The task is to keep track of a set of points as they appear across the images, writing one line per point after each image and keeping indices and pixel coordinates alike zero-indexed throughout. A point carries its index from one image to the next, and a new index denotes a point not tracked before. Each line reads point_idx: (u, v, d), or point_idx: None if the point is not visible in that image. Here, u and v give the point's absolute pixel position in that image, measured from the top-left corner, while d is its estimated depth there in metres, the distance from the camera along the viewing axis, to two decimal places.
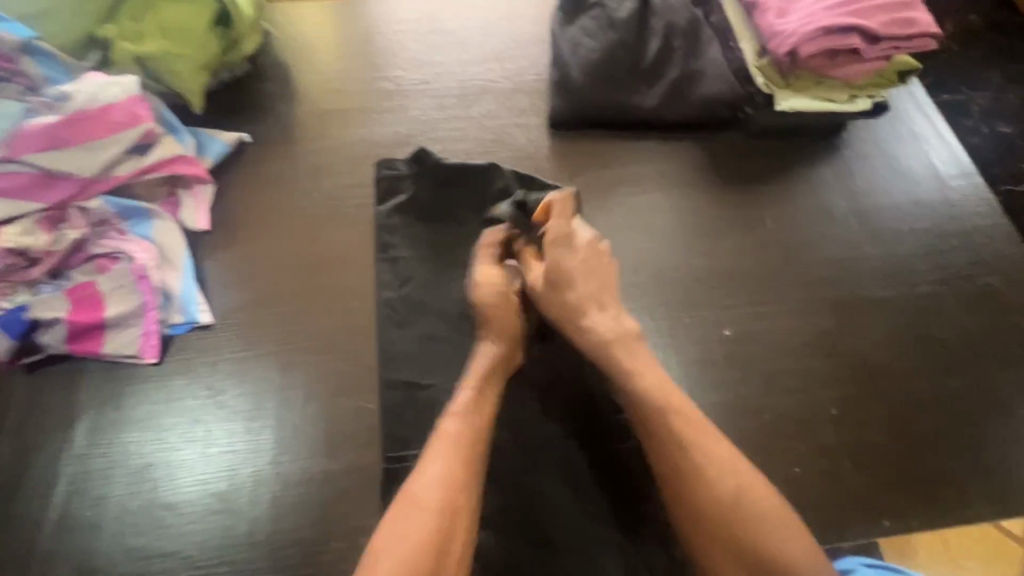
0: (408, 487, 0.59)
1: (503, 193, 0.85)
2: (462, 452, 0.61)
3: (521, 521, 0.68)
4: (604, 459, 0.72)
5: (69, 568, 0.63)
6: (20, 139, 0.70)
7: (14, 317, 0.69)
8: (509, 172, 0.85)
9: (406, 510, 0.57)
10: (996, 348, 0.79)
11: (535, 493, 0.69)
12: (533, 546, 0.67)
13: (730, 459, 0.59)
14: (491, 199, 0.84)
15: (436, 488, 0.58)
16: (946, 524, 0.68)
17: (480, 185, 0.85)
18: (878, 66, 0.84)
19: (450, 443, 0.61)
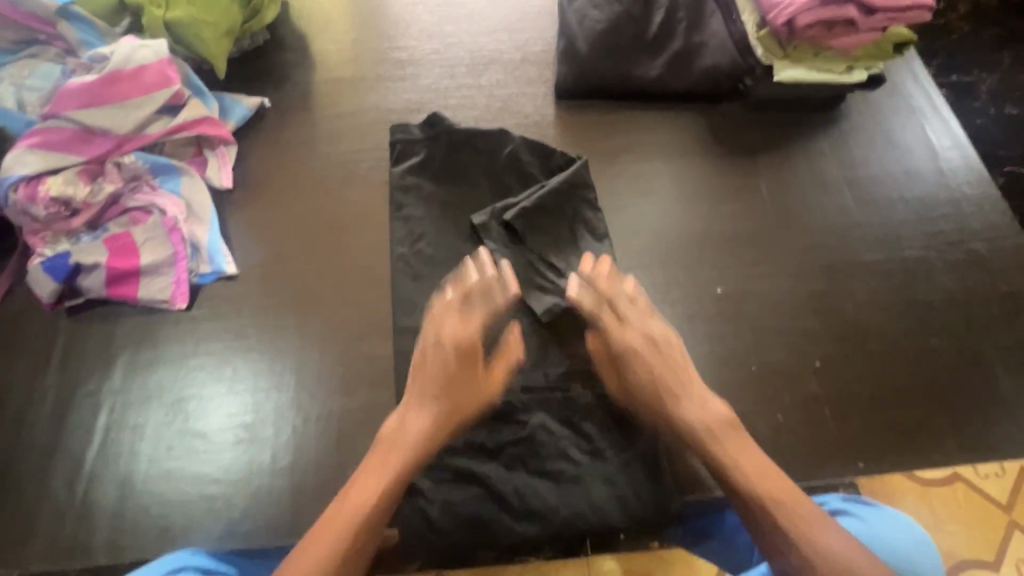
0: (335, 509, 0.59)
1: (512, 155, 0.89)
2: (385, 472, 0.62)
3: (519, 451, 0.72)
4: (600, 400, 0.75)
5: (112, 486, 0.70)
6: (61, 97, 0.75)
7: (59, 262, 0.74)
8: (519, 138, 0.89)
9: (332, 536, 0.57)
10: (981, 309, 0.82)
11: (531, 427, 0.73)
12: (530, 472, 0.71)
13: (762, 468, 0.61)
14: (500, 163, 0.88)
15: (358, 509, 0.59)
16: (919, 468, 0.73)
17: (490, 148, 0.89)
18: (873, 37, 0.88)
19: (387, 455, 0.63)
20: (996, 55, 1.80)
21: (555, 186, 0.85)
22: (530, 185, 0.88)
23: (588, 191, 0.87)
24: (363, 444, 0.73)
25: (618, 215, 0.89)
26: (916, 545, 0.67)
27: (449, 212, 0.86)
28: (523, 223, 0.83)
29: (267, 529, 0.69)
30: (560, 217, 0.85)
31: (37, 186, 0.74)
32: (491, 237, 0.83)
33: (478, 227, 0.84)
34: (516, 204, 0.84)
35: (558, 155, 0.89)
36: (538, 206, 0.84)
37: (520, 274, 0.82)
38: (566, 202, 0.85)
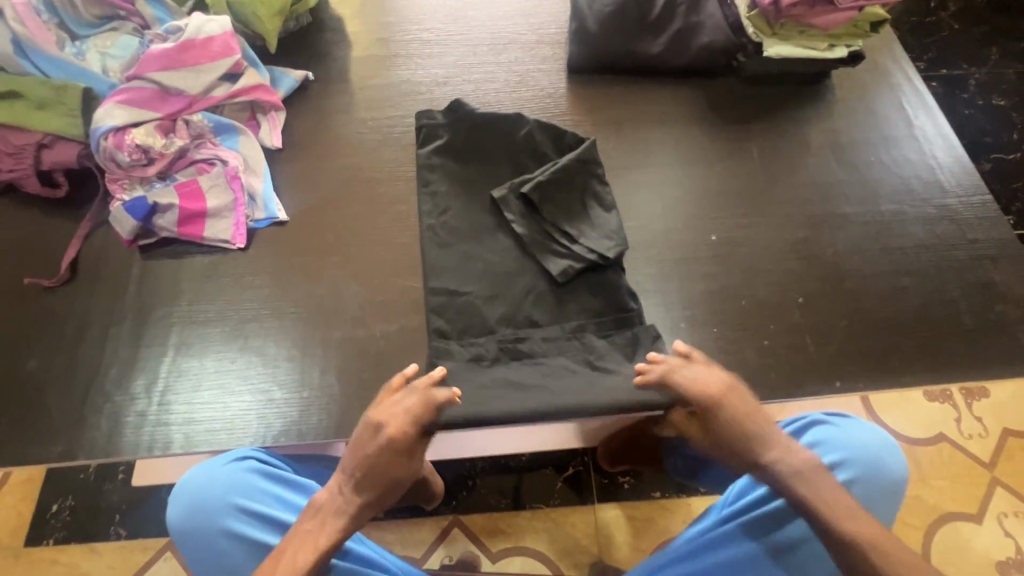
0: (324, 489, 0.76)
1: (527, 136, 0.96)
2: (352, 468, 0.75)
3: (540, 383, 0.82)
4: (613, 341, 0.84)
5: (182, 392, 0.80)
6: (143, 62, 0.88)
7: (138, 202, 0.86)
8: (533, 121, 0.97)
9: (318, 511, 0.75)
10: (948, 255, 0.93)
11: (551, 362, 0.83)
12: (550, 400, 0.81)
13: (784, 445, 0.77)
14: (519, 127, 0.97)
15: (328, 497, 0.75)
16: (889, 387, 0.83)
17: (508, 129, 0.97)
18: (851, 15, 1.00)
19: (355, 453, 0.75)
20: (982, 50, 1.91)
21: (567, 162, 0.92)
22: (545, 163, 0.96)
23: (599, 166, 0.94)
24: (400, 361, 0.84)
25: (624, 174, 1.00)
26: (878, 445, 0.80)
27: (471, 184, 0.95)
28: (539, 195, 0.91)
29: (319, 428, 0.79)
30: (573, 189, 0.92)
31: (123, 136, 0.85)
32: (509, 209, 0.91)
33: (498, 200, 0.92)
34: (532, 179, 0.92)
35: (571, 135, 0.96)
36: (552, 180, 0.91)
37: (535, 241, 0.90)
38: (577, 175, 0.93)
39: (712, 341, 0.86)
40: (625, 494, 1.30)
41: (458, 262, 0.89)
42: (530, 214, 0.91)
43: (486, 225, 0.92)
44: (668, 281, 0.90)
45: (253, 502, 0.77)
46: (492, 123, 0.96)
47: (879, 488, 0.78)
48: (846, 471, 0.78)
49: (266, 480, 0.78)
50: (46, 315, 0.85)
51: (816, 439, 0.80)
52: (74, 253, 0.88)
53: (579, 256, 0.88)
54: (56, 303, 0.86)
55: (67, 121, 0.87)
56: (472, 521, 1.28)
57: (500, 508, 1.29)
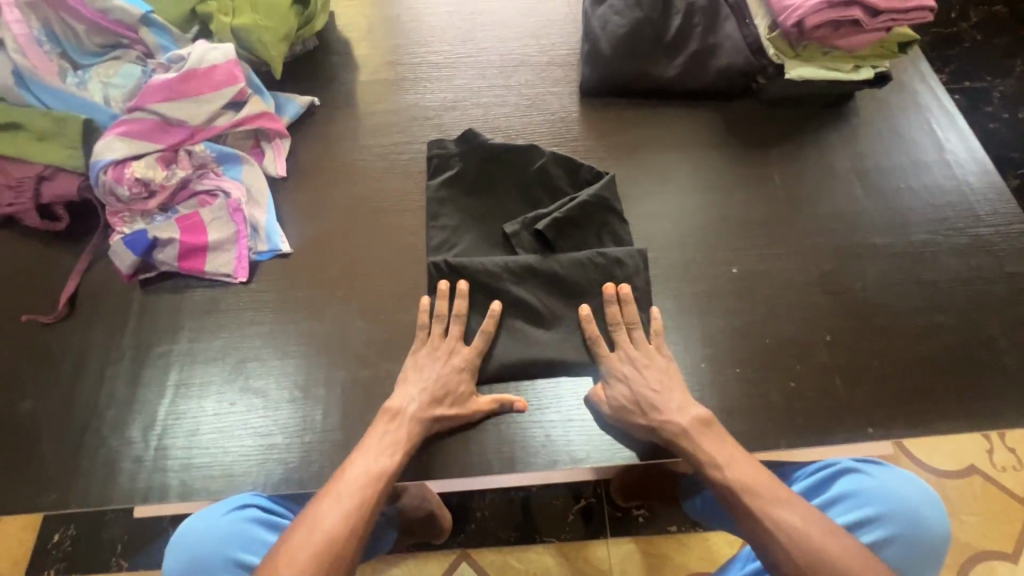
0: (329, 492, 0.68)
1: (541, 169, 0.93)
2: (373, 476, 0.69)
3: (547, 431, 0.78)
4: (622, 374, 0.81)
5: (180, 436, 0.77)
6: (145, 92, 0.86)
7: (138, 237, 0.83)
8: (548, 152, 0.94)
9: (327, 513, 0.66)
10: (985, 289, 0.87)
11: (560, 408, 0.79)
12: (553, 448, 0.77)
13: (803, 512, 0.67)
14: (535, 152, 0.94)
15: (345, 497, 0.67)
16: (925, 433, 0.77)
17: (523, 161, 0.94)
18: (877, 36, 0.95)
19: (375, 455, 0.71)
20: (1008, 61, 1.85)
21: (584, 199, 0.89)
22: (559, 198, 0.93)
23: (616, 204, 0.91)
24: None
25: (640, 202, 0.96)
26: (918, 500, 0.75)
27: (481, 218, 0.92)
28: (554, 232, 0.87)
29: (321, 475, 0.75)
30: (587, 229, 0.89)
31: (123, 169, 0.83)
32: (521, 245, 0.88)
33: (509, 235, 0.88)
34: (544, 217, 0.88)
35: (586, 169, 0.93)
36: (567, 217, 0.88)
37: (546, 276, 0.85)
38: (593, 213, 0.89)
39: (734, 382, 0.81)
40: (640, 529, 1.25)
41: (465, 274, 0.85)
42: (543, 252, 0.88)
43: (498, 251, 0.89)
44: (688, 317, 0.86)
45: (248, 554, 0.73)
46: (507, 153, 0.94)
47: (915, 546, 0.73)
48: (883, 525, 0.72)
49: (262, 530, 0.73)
50: (43, 352, 0.82)
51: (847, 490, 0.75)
52: (73, 287, 0.86)
53: (595, 296, 0.84)
54: (54, 340, 0.83)
55: (67, 153, 0.85)
56: (481, 555, 1.24)
57: (511, 542, 1.25)
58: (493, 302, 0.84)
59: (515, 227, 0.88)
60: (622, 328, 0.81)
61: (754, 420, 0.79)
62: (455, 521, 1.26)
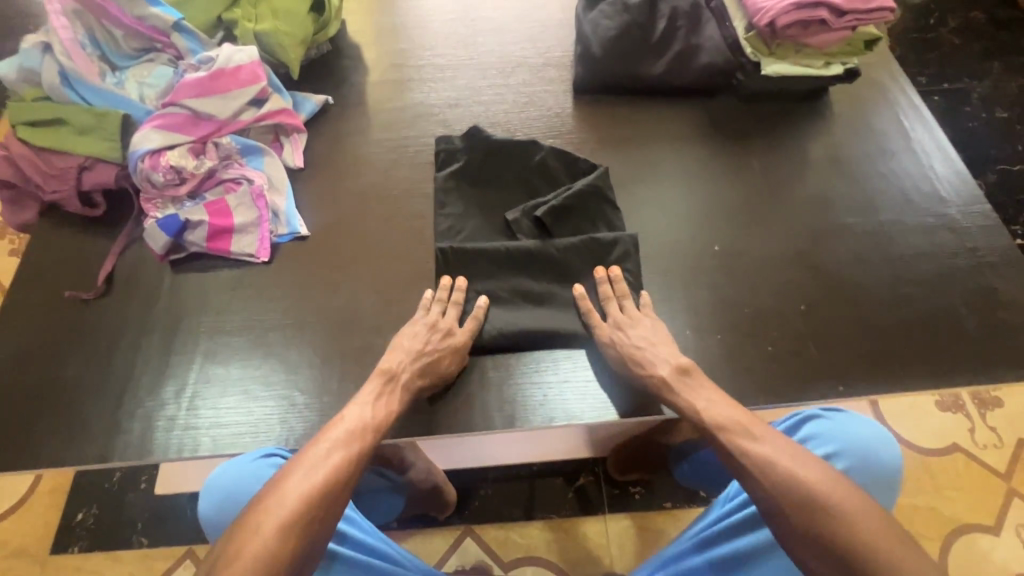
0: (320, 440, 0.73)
1: (541, 162, 1.01)
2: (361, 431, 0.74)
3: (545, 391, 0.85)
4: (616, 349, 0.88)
5: (209, 398, 0.84)
6: (178, 89, 0.94)
7: (171, 219, 0.91)
8: (546, 147, 1.02)
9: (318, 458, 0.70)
10: (948, 263, 0.95)
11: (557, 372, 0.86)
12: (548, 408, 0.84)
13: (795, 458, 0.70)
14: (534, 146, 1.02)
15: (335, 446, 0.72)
16: (892, 391, 0.84)
17: (522, 154, 1.01)
18: (844, 35, 1.03)
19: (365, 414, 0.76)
20: (985, 64, 1.95)
21: (580, 188, 0.96)
22: (557, 188, 1.00)
23: (610, 193, 0.98)
24: None
25: (629, 189, 1.04)
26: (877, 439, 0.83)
27: (486, 207, 0.99)
28: (552, 218, 0.94)
29: None
30: (584, 215, 0.96)
31: (158, 158, 0.91)
32: (521, 230, 0.95)
33: (510, 222, 0.96)
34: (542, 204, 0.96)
35: (583, 162, 1.01)
36: (565, 204, 0.95)
37: (545, 259, 0.92)
38: (589, 201, 0.97)
39: (716, 347, 0.88)
40: (636, 504, 1.31)
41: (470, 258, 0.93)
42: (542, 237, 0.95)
43: (501, 235, 0.97)
44: (673, 290, 0.93)
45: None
46: (507, 147, 1.01)
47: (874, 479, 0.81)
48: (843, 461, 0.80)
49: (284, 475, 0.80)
50: (83, 325, 0.90)
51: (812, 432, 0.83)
52: (110, 267, 0.94)
53: (590, 278, 0.92)
54: (92, 314, 0.91)
55: (107, 145, 0.93)
56: (484, 531, 1.30)
57: (512, 518, 1.31)
58: (496, 280, 0.91)
59: (515, 214, 0.96)
60: (613, 300, 0.88)
61: (735, 380, 0.86)
62: (459, 499, 1.33)
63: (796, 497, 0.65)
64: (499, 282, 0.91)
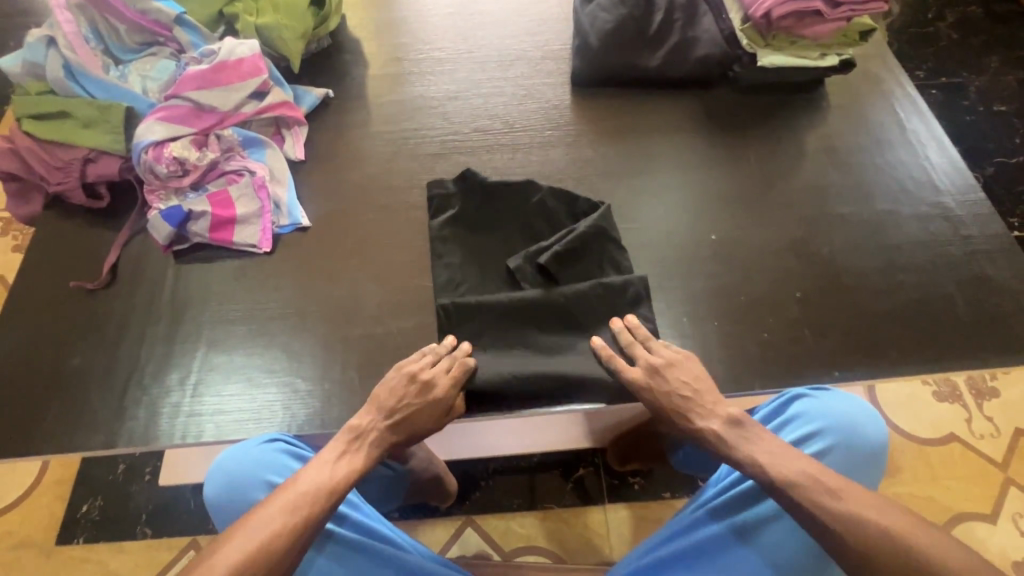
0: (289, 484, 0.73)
1: (540, 203, 0.97)
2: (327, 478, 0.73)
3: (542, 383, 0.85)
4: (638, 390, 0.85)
5: (213, 386, 0.86)
6: (181, 82, 0.96)
7: (174, 210, 0.93)
8: (544, 186, 0.98)
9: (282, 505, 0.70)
10: (942, 251, 0.96)
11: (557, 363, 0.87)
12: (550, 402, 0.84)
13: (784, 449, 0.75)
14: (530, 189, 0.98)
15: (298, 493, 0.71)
16: (886, 376, 0.86)
17: (519, 198, 0.98)
18: (839, 26, 1.04)
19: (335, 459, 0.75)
20: (982, 58, 1.95)
21: (584, 231, 0.92)
22: (558, 231, 0.96)
23: (614, 232, 0.94)
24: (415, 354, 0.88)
25: (627, 180, 1.05)
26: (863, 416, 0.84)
27: (485, 254, 0.96)
28: (557, 265, 0.90)
29: (340, 418, 0.83)
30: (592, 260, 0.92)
31: (162, 149, 0.93)
32: (525, 279, 0.91)
33: (513, 270, 0.91)
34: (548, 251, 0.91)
35: (583, 201, 0.97)
36: (568, 249, 0.91)
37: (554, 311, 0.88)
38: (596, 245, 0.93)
39: (713, 335, 0.90)
40: (635, 495, 1.32)
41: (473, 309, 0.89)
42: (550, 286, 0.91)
43: (505, 286, 0.93)
44: (671, 279, 0.95)
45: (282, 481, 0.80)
46: (504, 187, 0.98)
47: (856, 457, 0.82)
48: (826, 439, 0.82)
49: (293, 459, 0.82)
50: (88, 315, 0.91)
51: (796, 412, 0.84)
52: (114, 258, 0.95)
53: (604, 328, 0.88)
54: (97, 305, 0.92)
55: (111, 138, 0.95)
56: (485, 521, 1.31)
57: (513, 508, 1.32)
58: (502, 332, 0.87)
59: (518, 262, 0.91)
60: (636, 345, 0.83)
61: (730, 366, 0.87)
62: (460, 491, 1.34)
63: (788, 485, 0.71)
64: (509, 342, 0.87)
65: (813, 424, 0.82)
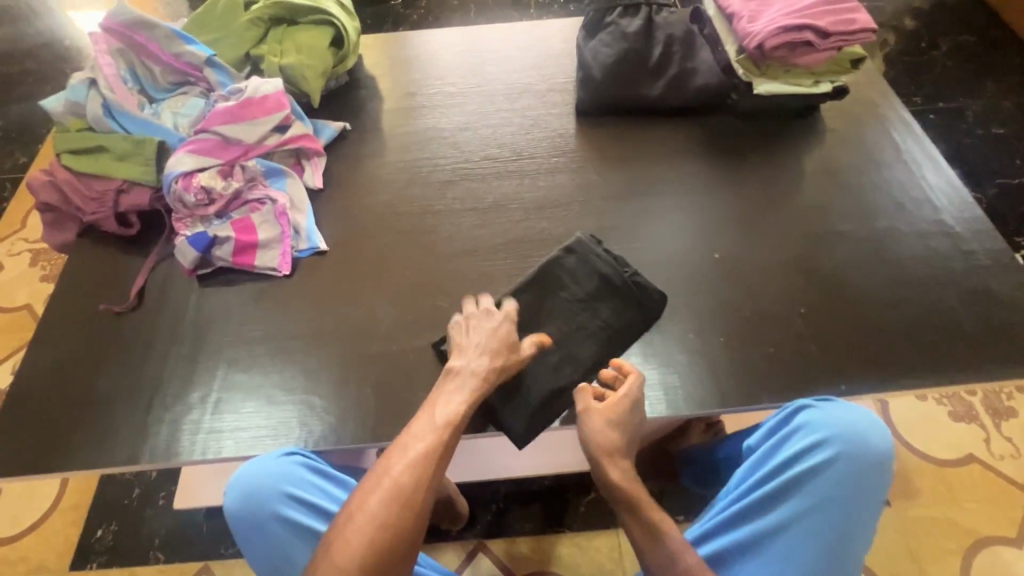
0: (426, 410, 0.78)
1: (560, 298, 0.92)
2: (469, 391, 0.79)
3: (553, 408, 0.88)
4: (650, 310, 0.92)
5: (233, 403, 0.89)
6: (210, 117, 1.02)
7: (199, 237, 0.98)
8: (552, 268, 0.94)
9: (425, 430, 0.75)
10: (943, 265, 0.98)
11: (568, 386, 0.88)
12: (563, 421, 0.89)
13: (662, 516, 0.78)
14: (544, 290, 0.93)
15: (450, 410, 0.77)
16: (893, 388, 0.86)
17: (539, 301, 0.92)
18: (830, 55, 1.09)
19: (468, 377, 0.81)
20: (978, 83, 2.00)
21: (608, 298, 0.92)
22: (591, 309, 0.92)
23: (628, 267, 0.93)
24: (427, 372, 0.91)
25: (633, 202, 1.09)
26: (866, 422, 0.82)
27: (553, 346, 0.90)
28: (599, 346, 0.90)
29: (355, 433, 0.86)
30: (599, 301, 0.92)
31: (190, 180, 0.99)
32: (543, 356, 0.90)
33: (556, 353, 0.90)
34: (543, 295, 0.93)
35: (594, 258, 0.93)
36: (611, 323, 0.91)
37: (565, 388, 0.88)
38: (603, 280, 0.92)
39: (720, 350, 0.91)
40: None
41: None
42: (568, 355, 0.89)
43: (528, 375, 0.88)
44: (676, 296, 0.97)
45: (303, 493, 0.83)
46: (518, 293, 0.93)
47: (862, 468, 0.79)
48: (828, 449, 0.80)
49: (315, 475, 0.85)
50: (115, 335, 0.95)
51: (801, 423, 0.82)
52: (142, 282, 1.00)
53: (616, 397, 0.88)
54: (124, 326, 0.96)
55: (143, 169, 1.01)
56: (496, 545, 1.30)
57: (524, 531, 1.31)
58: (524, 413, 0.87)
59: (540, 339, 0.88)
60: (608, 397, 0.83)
61: (737, 381, 0.88)
62: (471, 513, 1.33)
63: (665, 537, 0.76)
64: (520, 414, 0.87)
65: (815, 435, 0.81)
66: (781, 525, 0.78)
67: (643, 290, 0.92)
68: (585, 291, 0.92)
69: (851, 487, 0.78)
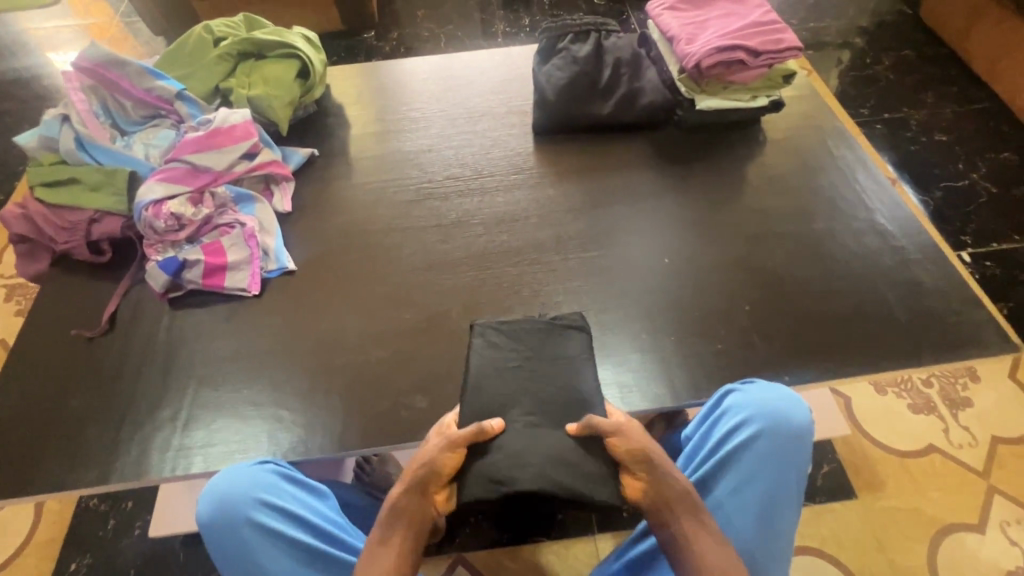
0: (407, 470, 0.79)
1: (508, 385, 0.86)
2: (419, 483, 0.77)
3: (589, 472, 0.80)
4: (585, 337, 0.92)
5: (203, 421, 0.91)
6: (180, 147, 1.07)
7: (170, 260, 1.01)
8: (477, 363, 0.88)
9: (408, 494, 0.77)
10: (877, 261, 1.05)
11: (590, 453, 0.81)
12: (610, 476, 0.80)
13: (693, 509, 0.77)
14: (490, 388, 0.86)
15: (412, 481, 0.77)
16: (833, 377, 0.92)
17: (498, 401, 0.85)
18: (762, 72, 1.17)
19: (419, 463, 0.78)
20: (918, 95, 2.13)
21: (542, 349, 0.90)
22: (543, 370, 0.88)
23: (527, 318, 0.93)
24: (393, 382, 0.94)
25: (588, 213, 1.15)
26: (784, 402, 0.87)
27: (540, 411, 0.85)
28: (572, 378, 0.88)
29: (323, 444, 0.88)
30: (538, 354, 0.90)
31: (161, 207, 1.02)
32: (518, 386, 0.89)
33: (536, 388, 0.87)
34: (492, 396, 0.85)
35: (501, 331, 0.91)
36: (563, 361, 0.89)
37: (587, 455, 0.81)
38: (525, 337, 0.91)
39: (672, 349, 0.96)
40: (624, 522, 1.33)
41: (440, 385, 0.93)
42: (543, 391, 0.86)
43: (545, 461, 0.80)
44: (630, 300, 1.02)
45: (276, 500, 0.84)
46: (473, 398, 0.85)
47: (782, 443, 0.85)
48: (751, 430, 0.85)
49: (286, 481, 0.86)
50: (87, 360, 0.98)
51: (724, 408, 0.89)
52: (114, 308, 1.02)
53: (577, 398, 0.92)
54: (96, 351, 0.98)
55: (115, 199, 1.05)
56: (474, 558, 1.30)
57: (502, 543, 1.32)
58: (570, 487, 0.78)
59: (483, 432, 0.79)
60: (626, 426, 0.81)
61: (688, 377, 0.93)
62: (448, 528, 1.34)
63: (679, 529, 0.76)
64: None
65: (735, 418, 0.87)
66: (713, 503, 0.84)
67: (560, 320, 0.93)
68: (518, 360, 0.89)
69: (773, 461, 0.84)
